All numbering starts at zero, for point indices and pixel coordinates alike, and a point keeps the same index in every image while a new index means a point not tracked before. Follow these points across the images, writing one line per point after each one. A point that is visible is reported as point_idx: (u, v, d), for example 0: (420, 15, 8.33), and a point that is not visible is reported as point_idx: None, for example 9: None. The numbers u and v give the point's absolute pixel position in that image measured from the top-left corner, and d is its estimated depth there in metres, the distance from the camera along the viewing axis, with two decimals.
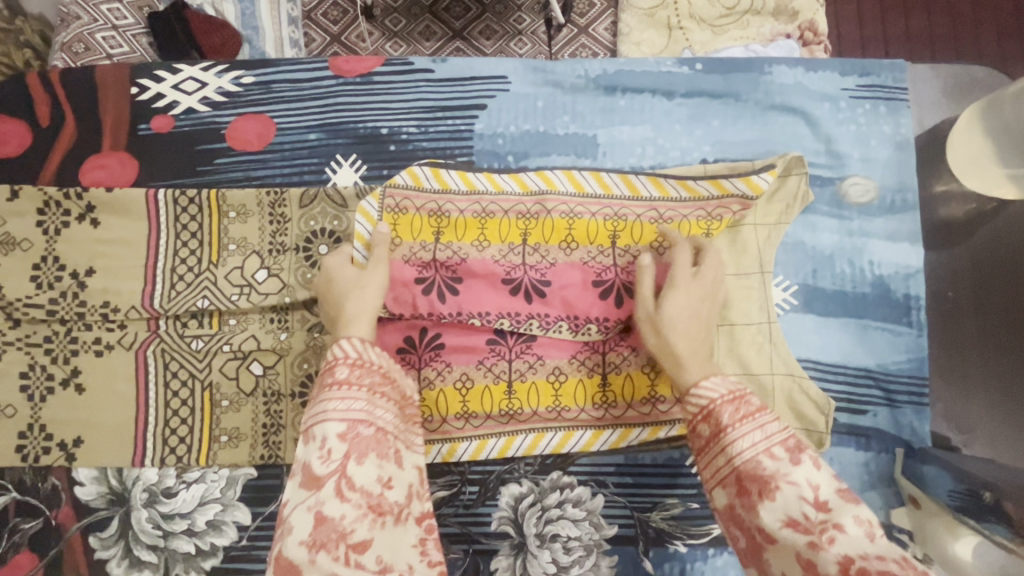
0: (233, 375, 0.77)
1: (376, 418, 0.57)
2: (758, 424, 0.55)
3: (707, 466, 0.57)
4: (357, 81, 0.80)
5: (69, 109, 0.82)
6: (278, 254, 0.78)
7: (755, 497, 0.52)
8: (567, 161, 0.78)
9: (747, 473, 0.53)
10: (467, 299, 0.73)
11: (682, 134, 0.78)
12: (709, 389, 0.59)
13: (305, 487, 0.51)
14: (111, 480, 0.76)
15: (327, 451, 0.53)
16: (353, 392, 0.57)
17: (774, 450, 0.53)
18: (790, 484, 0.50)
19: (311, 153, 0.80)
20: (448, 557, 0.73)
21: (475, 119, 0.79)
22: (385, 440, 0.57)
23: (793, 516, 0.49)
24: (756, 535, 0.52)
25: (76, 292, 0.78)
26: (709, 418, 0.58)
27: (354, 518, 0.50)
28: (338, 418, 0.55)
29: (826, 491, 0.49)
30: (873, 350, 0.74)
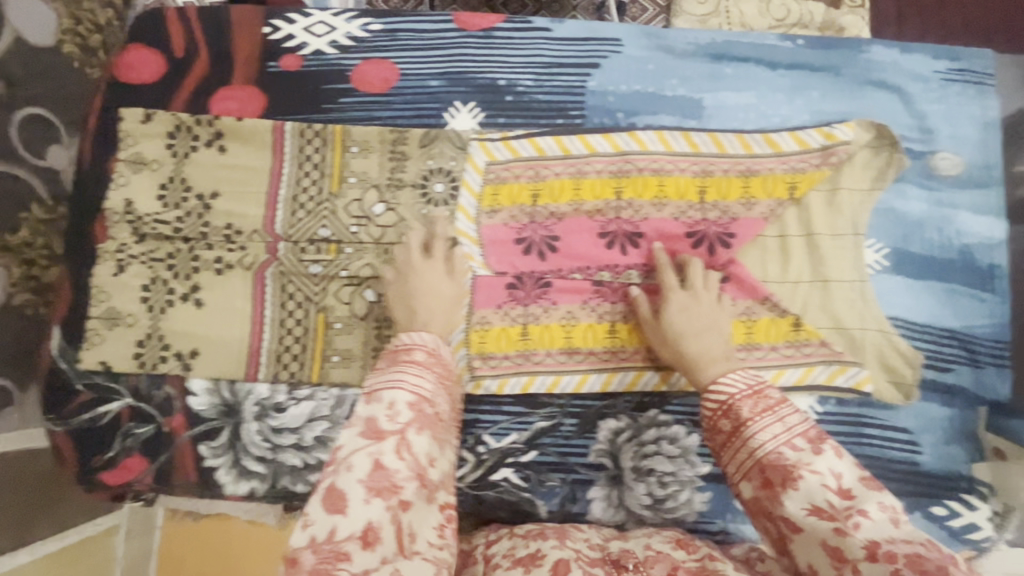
0: (348, 300, 0.80)
1: (437, 401, 0.57)
2: (778, 416, 0.56)
3: (730, 460, 0.57)
4: (480, 35, 0.85)
5: (203, 42, 0.86)
6: (396, 190, 0.82)
7: (778, 488, 0.52)
8: (675, 121, 0.83)
9: (769, 465, 0.54)
10: (567, 253, 0.80)
11: (784, 103, 0.83)
12: (730, 383, 0.60)
13: (367, 436, 0.51)
14: (223, 392, 0.79)
15: (394, 413, 0.53)
16: (426, 373, 0.58)
17: (797, 441, 0.54)
18: (813, 473, 0.51)
19: (431, 99, 0.85)
20: (546, 484, 0.76)
21: (589, 77, 0.84)
22: (441, 425, 0.57)
23: (818, 503, 0.49)
24: (782, 527, 0.51)
25: (201, 213, 0.82)
26: (730, 413, 0.59)
27: (407, 476, 0.51)
28: (408, 389, 0.56)
29: (850, 479, 0.50)
30: (958, 312, 0.78)
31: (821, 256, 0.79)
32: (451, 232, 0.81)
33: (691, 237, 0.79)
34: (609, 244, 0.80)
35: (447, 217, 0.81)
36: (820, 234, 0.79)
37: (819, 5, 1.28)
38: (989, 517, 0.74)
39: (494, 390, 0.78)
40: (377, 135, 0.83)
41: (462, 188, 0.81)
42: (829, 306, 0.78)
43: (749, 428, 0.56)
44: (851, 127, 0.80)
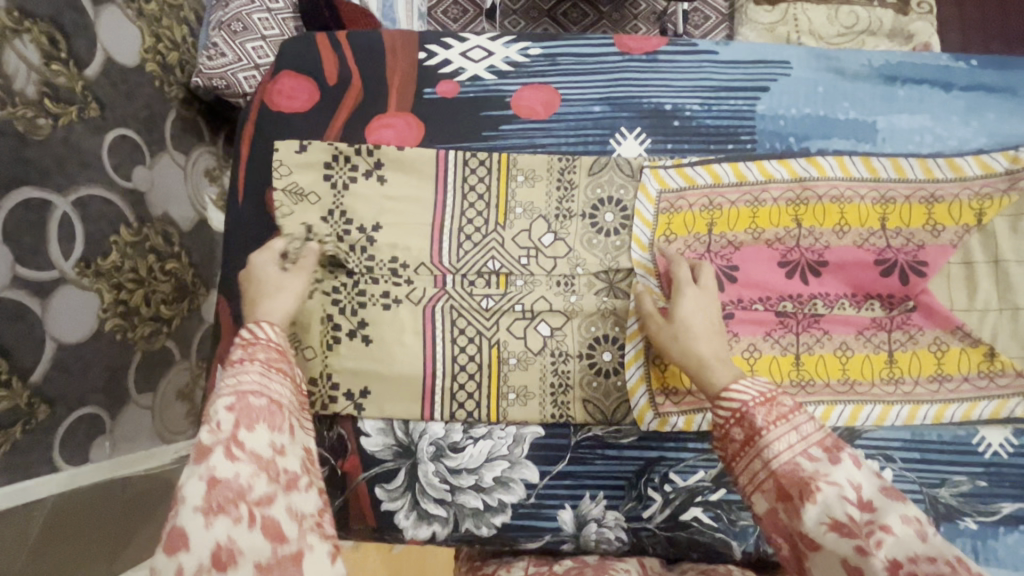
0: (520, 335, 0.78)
1: (269, 390, 0.57)
2: (793, 425, 0.54)
3: (743, 472, 0.56)
4: (644, 59, 0.83)
5: (357, 70, 0.84)
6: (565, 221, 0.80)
7: (797, 502, 0.51)
8: (849, 145, 0.81)
9: (784, 477, 0.52)
10: (747, 283, 0.78)
11: (959, 125, 0.81)
12: (741, 390, 0.58)
13: (205, 452, 0.50)
14: (397, 431, 0.76)
15: (216, 424, 0.52)
16: (246, 367, 0.58)
17: (810, 451, 0.52)
18: (830, 484, 0.50)
19: (595, 125, 0.82)
20: (739, 524, 0.73)
21: (758, 100, 0.82)
22: (279, 413, 0.57)
23: (837, 517, 0.49)
24: (797, 540, 0.51)
25: (364, 246, 0.79)
26: (742, 421, 0.57)
27: (250, 478, 0.50)
28: (229, 392, 0.55)
29: (870, 490, 0.49)
30: None
31: (1010, 283, 0.77)
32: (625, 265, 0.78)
33: (874, 265, 0.77)
34: (790, 273, 0.78)
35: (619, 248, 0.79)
36: (1007, 260, 0.77)
37: (887, 11, 1.26)
38: None
39: (680, 426, 0.75)
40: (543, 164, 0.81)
41: (636, 218, 0.79)
42: (1020, 335, 0.76)
43: (761, 437, 0.55)
44: None
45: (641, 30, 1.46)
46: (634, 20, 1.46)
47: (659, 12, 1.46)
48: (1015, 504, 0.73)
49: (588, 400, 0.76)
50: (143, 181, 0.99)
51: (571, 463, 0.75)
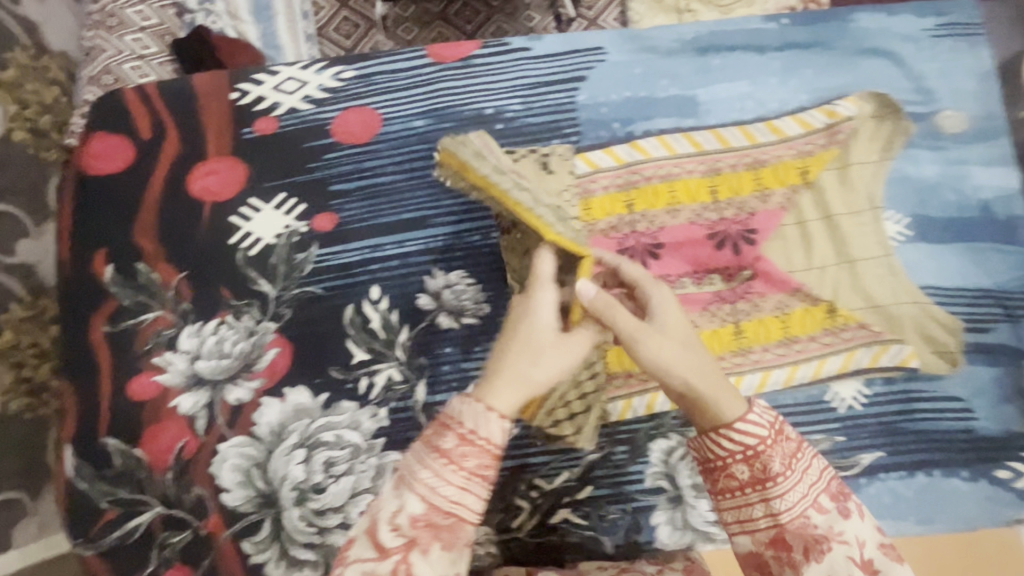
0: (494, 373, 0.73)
1: (476, 501, 0.50)
2: (801, 471, 0.52)
3: (734, 510, 0.53)
4: (457, 66, 0.82)
5: (170, 120, 0.82)
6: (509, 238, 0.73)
7: (801, 557, 0.49)
8: (672, 122, 0.80)
9: (793, 529, 0.50)
10: None
11: (779, 86, 0.80)
12: (754, 424, 0.52)
13: (370, 547, 0.48)
14: (257, 482, 0.75)
15: (396, 524, 0.48)
16: (451, 470, 0.49)
17: (821, 501, 0.51)
18: (841, 542, 0.49)
19: (419, 140, 0.81)
20: (607, 519, 0.73)
21: (577, 91, 0.81)
22: (460, 529, 0.49)
23: None
24: None
25: (202, 301, 0.79)
26: (753, 460, 0.52)
27: None
28: (421, 495, 0.49)
29: (872, 548, 0.49)
30: (988, 270, 0.77)
31: (843, 236, 0.77)
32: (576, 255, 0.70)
33: (709, 240, 0.77)
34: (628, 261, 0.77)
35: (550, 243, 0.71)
36: (838, 214, 0.77)
37: None
38: None
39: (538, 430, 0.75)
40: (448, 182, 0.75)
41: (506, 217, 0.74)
42: (860, 286, 0.76)
43: (769, 485, 0.51)
44: (850, 102, 0.79)
45: (536, 19, 1.44)
46: (527, 10, 1.43)
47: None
48: (872, 455, 0.73)
49: None
50: (32, 252, 0.93)
51: None
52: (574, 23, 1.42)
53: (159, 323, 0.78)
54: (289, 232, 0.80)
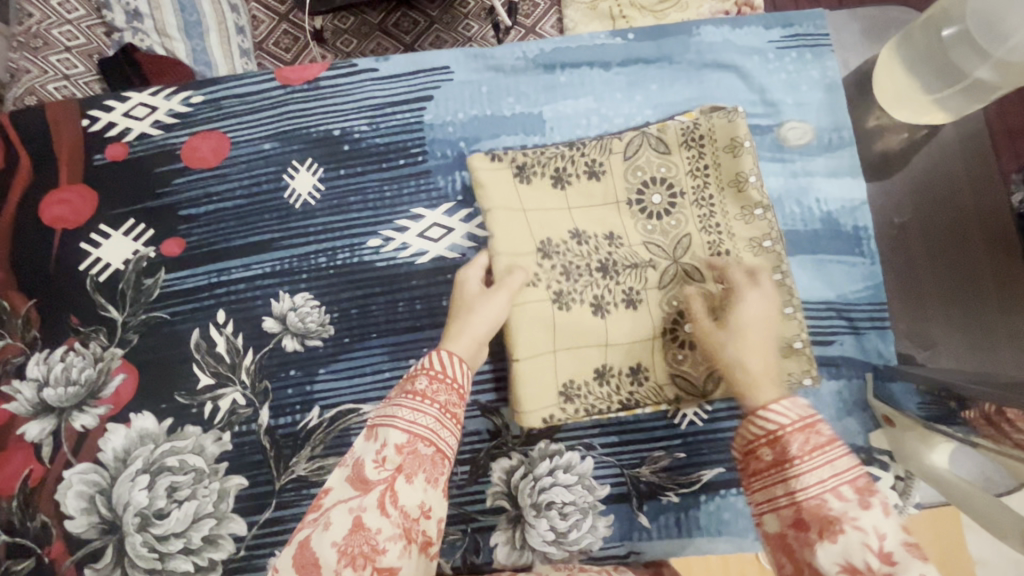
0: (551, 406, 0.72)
1: (439, 439, 0.55)
2: (829, 459, 0.47)
3: (759, 492, 0.49)
4: (304, 88, 0.82)
5: (22, 148, 0.83)
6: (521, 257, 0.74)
7: (814, 535, 0.44)
8: (518, 140, 0.81)
9: (809, 511, 0.45)
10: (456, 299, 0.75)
11: (624, 101, 0.80)
12: (777, 409, 0.50)
13: (354, 487, 0.51)
14: (101, 509, 0.75)
15: (383, 458, 0.52)
16: (424, 405, 0.56)
17: (843, 490, 0.45)
18: (857, 529, 0.42)
19: (267, 163, 0.81)
20: (447, 539, 0.73)
21: (423, 111, 0.81)
22: (443, 463, 0.54)
23: (855, 564, 0.41)
24: (803, 574, 0.44)
25: (51, 327, 0.79)
26: (775, 442, 0.49)
27: (388, 539, 0.49)
28: (401, 428, 0.54)
29: (895, 541, 0.41)
30: (832, 282, 0.77)
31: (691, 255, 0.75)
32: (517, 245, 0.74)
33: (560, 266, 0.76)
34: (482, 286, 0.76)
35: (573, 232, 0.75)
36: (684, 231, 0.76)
37: None
38: (896, 485, 0.72)
39: None
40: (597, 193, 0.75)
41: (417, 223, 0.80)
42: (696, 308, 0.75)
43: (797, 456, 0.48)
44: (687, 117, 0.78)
45: (475, 28, 1.39)
46: (466, 19, 1.39)
47: (490, 7, 1.39)
48: (711, 472, 0.73)
49: (287, 443, 0.76)
50: None
51: (277, 509, 0.75)
52: (511, 32, 1.34)
53: (8, 351, 0.78)
54: (138, 257, 0.80)
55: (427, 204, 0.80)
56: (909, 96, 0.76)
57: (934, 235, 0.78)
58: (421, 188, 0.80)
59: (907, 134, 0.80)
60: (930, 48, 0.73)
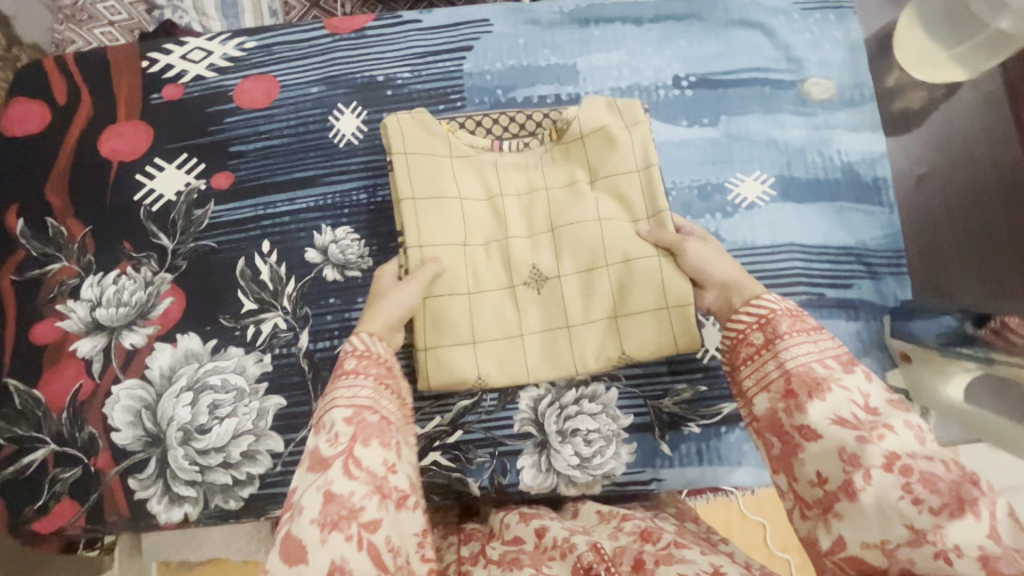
0: (442, 369, 0.74)
1: (382, 406, 0.57)
2: (813, 337, 0.54)
3: (754, 373, 0.56)
4: (352, 37, 0.87)
5: (85, 87, 0.88)
6: (444, 233, 0.75)
7: (804, 396, 0.50)
8: (552, 89, 0.85)
9: (797, 376, 0.52)
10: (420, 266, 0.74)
11: (655, 55, 0.85)
12: (770, 300, 0.58)
13: (313, 469, 0.52)
14: (145, 422, 0.78)
15: (335, 433, 0.53)
16: (359, 380, 0.58)
17: (827, 360, 0.52)
18: (842, 387, 0.50)
19: (314, 105, 0.86)
20: (475, 461, 0.76)
21: (463, 60, 0.86)
22: (389, 429, 0.56)
23: (842, 415, 0.48)
24: (793, 436, 0.50)
25: (105, 252, 0.83)
26: (766, 327, 0.57)
27: (363, 497, 0.50)
28: (345, 404, 0.55)
29: (877, 399, 0.49)
30: (851, 229, 0.80)
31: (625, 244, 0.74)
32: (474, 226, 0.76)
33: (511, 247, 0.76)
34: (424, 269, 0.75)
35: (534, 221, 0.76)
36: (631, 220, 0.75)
37: None
38: None
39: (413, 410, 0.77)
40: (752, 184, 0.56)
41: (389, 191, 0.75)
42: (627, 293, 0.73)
43: (789, 344, 0.54)
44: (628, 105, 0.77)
45: None
46: None
47: None
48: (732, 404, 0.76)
49: (325, 365, 0.80)
50: None
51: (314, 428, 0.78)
52: None
53: (64, 274, 0.83)
54: (189, 190, 0.85)
55: None
56: (930, 54, 0.82)
57: (953, 187, 0.80)
58: None
59: (926, 93, 0.83)
60: (946, 9, 0.79)
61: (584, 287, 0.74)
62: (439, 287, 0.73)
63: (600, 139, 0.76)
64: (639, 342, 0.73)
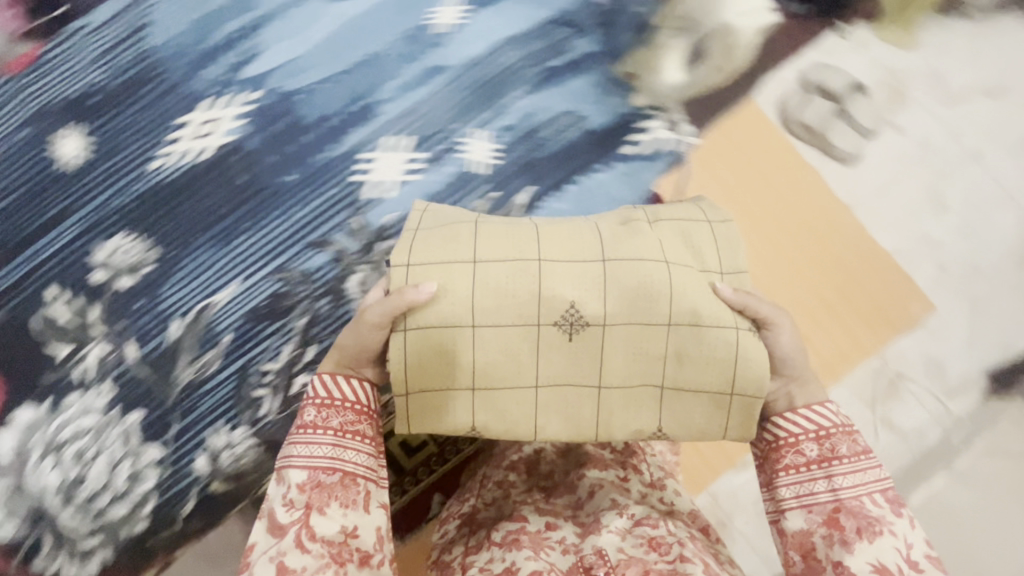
0: (423, 415, 0.65)
1: (342, 462, 0.61)
2: (874, 476, 0.59)
3: (784, 476, 0.61)
4: (31, 69, 0.86)
5: None
6: (456, 251, 0.64)
7: (853, 535, 0.56)
8: (240, 20, 0.87)
9: (846, 509, 0.58)
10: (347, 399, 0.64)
11: None
12: (824, 414, 0.62)
13: (273, 535, 0.57)
14: (19, 507, 0.76)
15: (290, 500, 0.58)
16: (318, 438, 0.61)
17: (875, 497, 0.59)
18: (891, 533, 0.56)
19: (28, 147, 0.84)
20: None
21: (147, 37, 0.87)
22: (351, 484, 0.60)
23: (885, 563, 0.55)
24: (806, 544, 0.59)
25: None
26: (822, 441, 0.61)
27: (316, 569, 0.56)
28: (300, 466, 0.60)
29: (918, 552, 0.56)
30: (544, 5, 0.88)
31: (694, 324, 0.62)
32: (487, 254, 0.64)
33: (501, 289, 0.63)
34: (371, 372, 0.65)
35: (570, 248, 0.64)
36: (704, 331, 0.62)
37: None
38: (665, 127, 0.88)
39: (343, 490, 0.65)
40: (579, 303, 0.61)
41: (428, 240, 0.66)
42: (685, 377, 0.63)
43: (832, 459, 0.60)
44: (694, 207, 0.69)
45: None
46: None
47: None
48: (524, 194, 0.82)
49: (163, 361, 0.79)
50: None
51: (182, 420, 0.78)
52: None
53: None
54: None
55: (189, 110, 0.85)
56: None
57: None
58: (177, 99, 0.85)
59: None
60: None
61: (636, 342, 0.62)
62: (428, 314, 0.63)
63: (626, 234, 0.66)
64: (684, 424, 0.64)
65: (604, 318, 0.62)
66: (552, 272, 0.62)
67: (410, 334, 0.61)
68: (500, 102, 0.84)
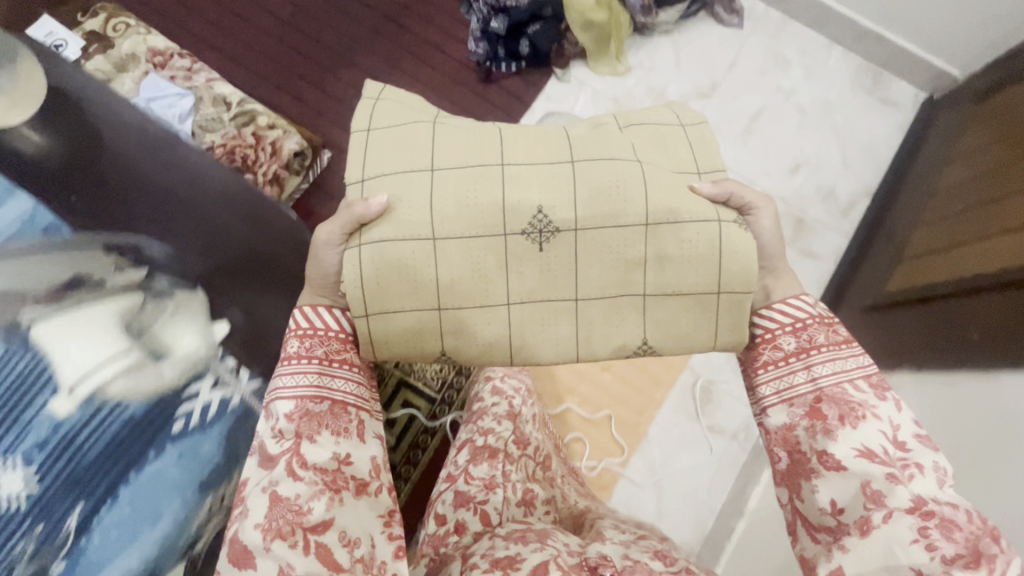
0: (529, 327, 0.97)
1: (332, 392, 0.94)
2: (857, 361, 0.91)
3: (774, 367, 0.94)
4: None
5: None
6: (512, 184, 0.95)
7: (838, 420, 0.86)
8: None
9: (831, 396, 0.88)
10: (333, 358, 0.96)
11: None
12: (803, 307, 0.96)
13: (264, 466, 0.88)
14: None
15: (281, 431, 0.90)
16: (303, 368, 0.93)
17: (862, 385, 0.89)
18: (876, 416, 0.85)
19: None
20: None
21: None
22: (337, 416, 0.93)
23: (871, 447, 0.83)
24: (812, 454, 0.87)
25: None
26: (800, 334, 0.94)
27: (304, 502, 0.85)
28: (287, 395, 0.92)
29: (906, 433, 0.84)
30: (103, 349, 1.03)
31: (671, 212, 0.94)
32: (556, 215, 0.94)
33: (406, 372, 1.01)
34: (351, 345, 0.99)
35: (547, 238, 0.95)
36: (726, 244, 0.94)
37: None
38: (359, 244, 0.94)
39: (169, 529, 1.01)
40: (599, 292, 0.96)
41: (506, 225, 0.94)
42: (665, 268, 0.95)
43: (813, 350, 0.92)
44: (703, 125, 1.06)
45: None
46: None
47: None
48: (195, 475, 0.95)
49: None
50: None
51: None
52: None
53: None
54: None
55: None
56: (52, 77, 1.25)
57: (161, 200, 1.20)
58: None
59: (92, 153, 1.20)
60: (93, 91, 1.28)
61: (601, 248, 0.95)
62: (384, 231, 0.93)
63: (667, 217, 0.94)
64: (669, 330, 0.98)
65: (653, 220, 0.94)
66: (569, 247, 0.95)
67: (365, 251, 0.92)
68: (160, 440, 1.03)
